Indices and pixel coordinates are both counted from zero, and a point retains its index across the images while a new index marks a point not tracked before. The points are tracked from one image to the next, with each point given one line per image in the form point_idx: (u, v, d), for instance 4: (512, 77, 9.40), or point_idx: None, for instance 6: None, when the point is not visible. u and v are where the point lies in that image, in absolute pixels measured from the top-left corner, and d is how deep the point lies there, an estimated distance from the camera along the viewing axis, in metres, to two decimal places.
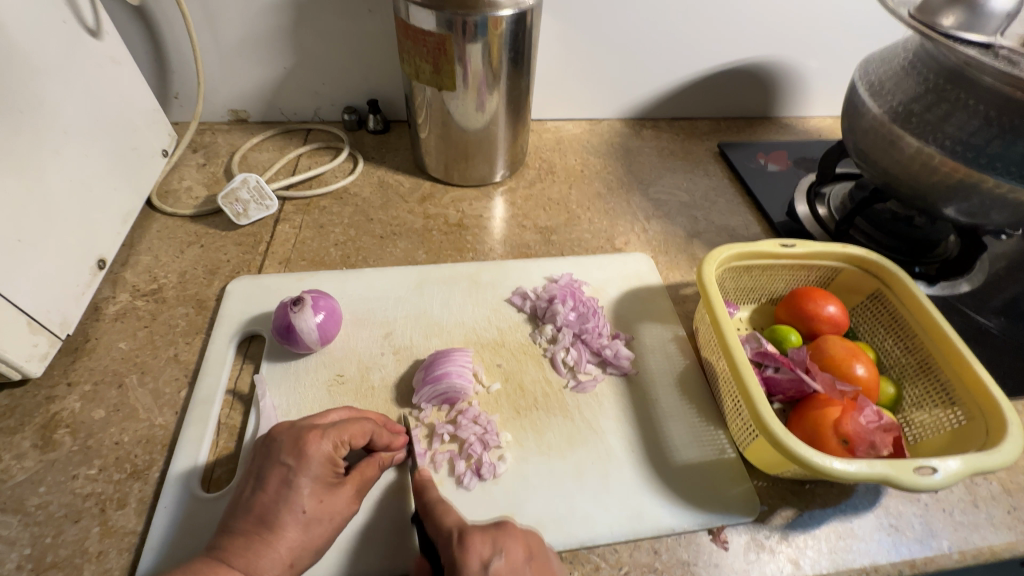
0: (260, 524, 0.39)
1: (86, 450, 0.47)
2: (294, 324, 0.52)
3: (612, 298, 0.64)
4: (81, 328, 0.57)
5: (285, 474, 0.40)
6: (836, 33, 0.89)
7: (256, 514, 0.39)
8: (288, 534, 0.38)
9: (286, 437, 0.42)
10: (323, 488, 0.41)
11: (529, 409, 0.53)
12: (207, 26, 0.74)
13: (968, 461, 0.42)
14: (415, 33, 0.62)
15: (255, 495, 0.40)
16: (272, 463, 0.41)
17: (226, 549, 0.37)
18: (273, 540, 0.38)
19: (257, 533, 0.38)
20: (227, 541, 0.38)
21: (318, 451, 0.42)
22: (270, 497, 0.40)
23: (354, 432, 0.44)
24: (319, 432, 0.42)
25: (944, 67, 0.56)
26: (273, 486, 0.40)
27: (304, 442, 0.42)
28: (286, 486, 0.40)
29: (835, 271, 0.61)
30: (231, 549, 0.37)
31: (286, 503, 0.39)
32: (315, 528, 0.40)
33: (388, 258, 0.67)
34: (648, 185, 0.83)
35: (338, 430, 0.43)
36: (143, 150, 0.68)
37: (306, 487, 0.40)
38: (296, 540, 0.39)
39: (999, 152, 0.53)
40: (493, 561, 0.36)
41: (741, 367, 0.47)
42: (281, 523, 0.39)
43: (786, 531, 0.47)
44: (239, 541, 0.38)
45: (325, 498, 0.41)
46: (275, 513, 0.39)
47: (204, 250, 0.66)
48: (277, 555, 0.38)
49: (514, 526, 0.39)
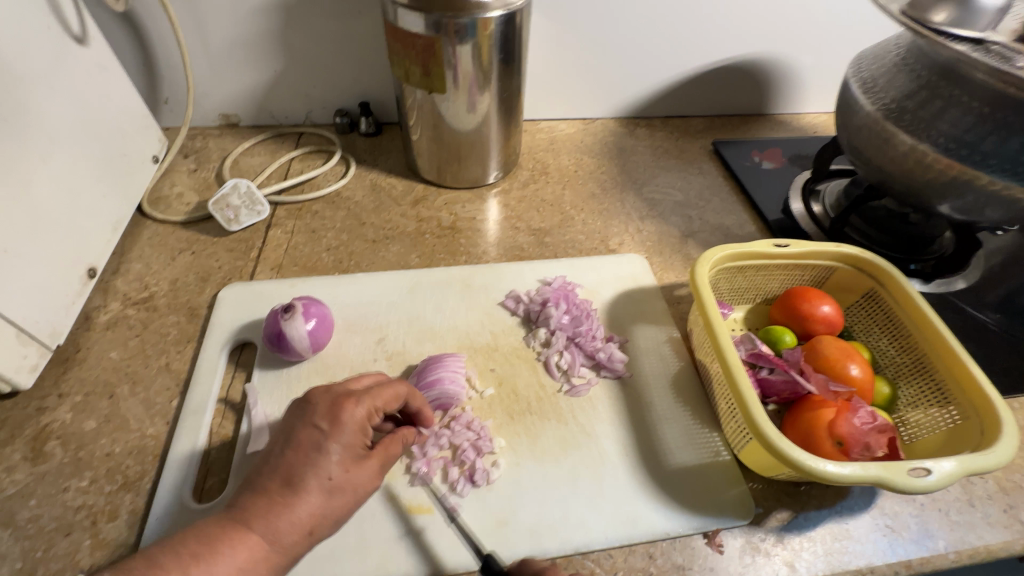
0: (285, 487, 0.38)
1: (78, 462, 0.47)
2: (285, 332, 0.52)
3: (606, 300, 0.64)
4: (71, 338, 0.56)
5: (316, 438, 0.40)
6: (830, 29, 0.88)
7: (282, 476, 0.38)
8: (311, 499, 0.38)
9: (322, 400, 0.42)
10: (350, 457, 0.40)
11: (522, 414, 0.53)
12: (195, 31, 0.73)
13: (962, 462, 0.41)
14: (404, 36, 0.61)
15: (284, 457, 0.39)
16: (303, 427, 0.41)
17: (248, 508, 0.37)
18: (295, 503, 0.37)
19: (281, 495, 0.38)
20: (249, 500, 0.37)
21: (352, 417, 0.41)
22: (299, 459, 0.39)
23: (387, 400, 0.44)
24: (354, 399, 0.42)
25: (937, 63, 0.56)
26: (303, 449, 0.39)
27: (339, 408, 0.41)
28: (316, 451, 0.39)
29: (829, 271, 0.61)
30: (252, 509, 0.37)
31: (314, 467, 0.39)
32: (338, 498, 0.39)
33: (381, 262, 0.67)
34: (642, 184, 0.82)
35: (373, 398, 0.43)
36: (133, 157, 0.68)
37: (336, 453, 0.39)
38: (317, 506, 0.38)
39: (994, 149, 0.52)
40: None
41: (734, 370, 0.47)
42: (306, 488, 0.38)
43: (781, 533, 0.47)
44: (262, 502, 0.37)
45: (352, 468, 0.40)
46: (301, 477, 0.38)
47: (196, 257, 0.66)
48: (296, 520, 0.37)
49: None
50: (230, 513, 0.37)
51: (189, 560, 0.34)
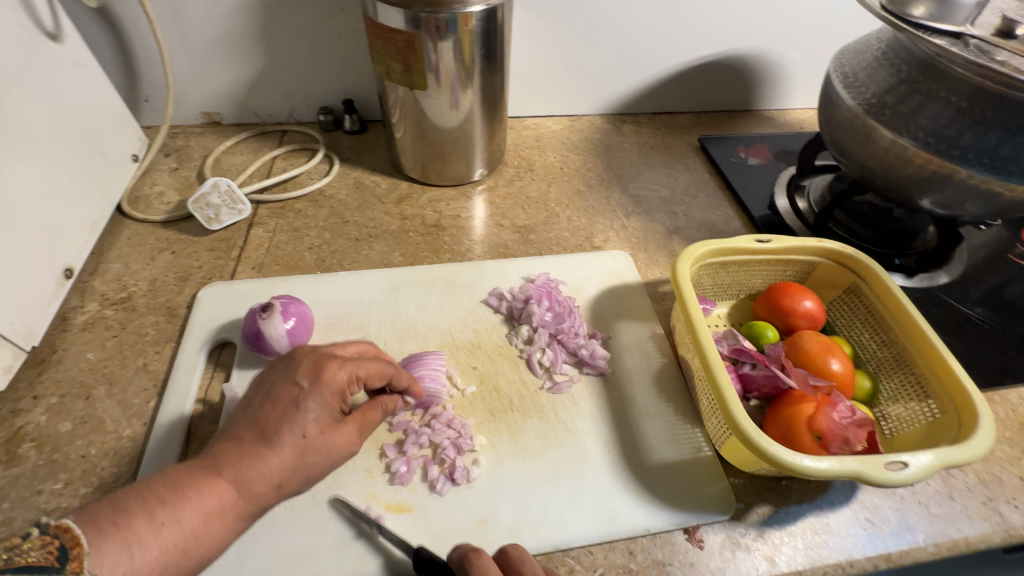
0: (260, 439, 0.38)
1: (52, 464, 0.47)
2: (263, 331, 0.51)
3: (590, 297, 0.63)
4: (48, 339, 0.56)
5: (295, 395, 0.40)
6: (815, 25, 0.88)
7: (258, 428, 0.39)
8: (284, 454, 0.38)
9: (305, 360, 0.42)
10: (328, 418, 0.41)
11: (504, 412, 0.52)
12: (175, 27, 0.72)
13: (939, 455, 0.42)
14: (384, 32, 0.61)
15: (262, 411, 0.39)
16: (283, 384, 0.41)
17: (220, 456, 0.37)
18: (267, 456, 0.37)
19: (255, 446, 0.38)
20: (223, 449, 0.37)
21: (334, 379, 0.41)
22: (276, 414, 0.39)
23: (371, 371, 0.44)
24: (337, 361, 0.42)
25: (917, 58, 0.56)
26: (281, 404, 0.39)
27: (321, 368, 0.42)
28: (294, 408, 0.39)
29: (811, 266, 0.61)
30: (224, 458, 0.37)
31: (290, 423, 0.39)
32: (310, 455, 0.39)
33: (364, 261, 0.66)
34: (628, 181, 0.82)
35: (356, 364, 0.43)
36: (112, 155, 0.67)
37: (313, 412, 0.40)
38: (289, 462, 0.38)
39: (972, 143, 0.53)
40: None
41: (713, 365, 0.47)
42: (280, 442, 0.38)
43: (762, 528, 0.47)
44: (234, 451, 0.37)
45: (328, 430, 0.40)
46: (277, 431, 0.38)
47: (176, 257, 0.65)
48: (267, 472, 0.37)
49: None
50: (200, 461, 0.37)
51: (156, 503, 0.33)
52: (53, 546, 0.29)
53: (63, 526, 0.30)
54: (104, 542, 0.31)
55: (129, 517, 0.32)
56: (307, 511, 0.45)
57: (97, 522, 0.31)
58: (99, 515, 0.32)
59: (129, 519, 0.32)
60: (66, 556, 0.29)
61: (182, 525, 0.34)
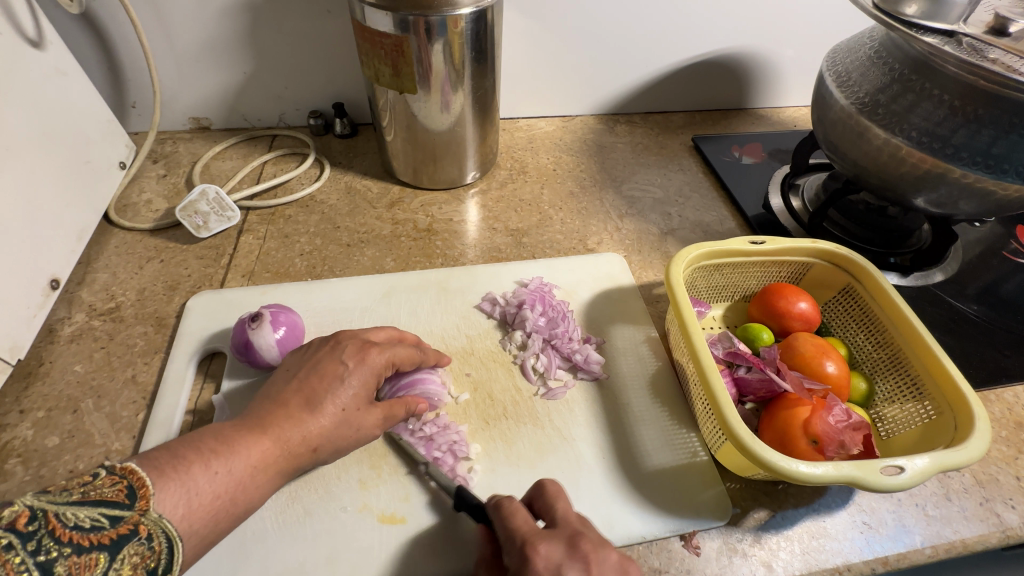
0: (303, 406, 0.42)
1: (39, 480, 0.46)
2: (252, 341, 0.51)
3: (583, 301, 0.63)
4: (34, 352, 0.55)
5: (340, 371, 0.45)
6: (808, 22, 0.88)
7: (302, 397, 0.43)
8: (323, 420, 0.42)
9: (349, 343, 0.47)
10: (363, 397, 0.45)
11: (497, 419, 0.52)
12: (161, 33, 0.71)
13: (935, 458, 0.41)
14: (372, 36, 0.60)
15: (307, 382, 0.44)
16: (330, 360, 0.46)
17: (265, 418, 0.40)
18: (308, 420, 0.41)
19: (298, 411, 0.42)
20: (271, 411, 0.41)
21: (375, 361, 0.47)
22: (322, 385, 0.44)
23: (404, 356, 0.49)
24: (376, 347, 0.48)
25: (909, 56, 0.56)
26: (326, 378, 0.44)
27: (365, 352, 0.47)
28: (338, 381, 0.44)
29: (807, 266, 0.61)
30: (269, 420, 0.40)
31: (333, 394, 0.43)
32: (344, 427, 0.43)
33: (355, 267, 0.66)
34: (622, 182, 0.82)
35: (393, 351, 0.49)
36: (98, 163, 0.66)
37: (354, 387, 0.44)
38: (326, 428, 0.42)
39: (965, 142, 0.52)
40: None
41: (708, 371, 0.47)
42: (323, 410, 0.42)
43: (759, 533, 0.46)
44: (281, 414, 0.41)
45: (363, 408, 0.45)
46: (321, 400, 0.43)
47: (164, 265, 0.64)
48: (307, 435, 0.41)
49: (589, 546, 0.36)
50: (245, 421, 0.40)
51: (209, 453, 0.36)
52: (122, 485, 0.31)
53: (129, 469, 0.31)
54: (167, 484, 0.33)
55: (188, 463, 0.34)
56: (298, 523, 0.45)
57: (159, 466, 0.33)
58: (159, 458, 0.34)
59: (188, 465, 0.34)
60: (135, 495, 0.31)
61: (232, 475, 0.36)
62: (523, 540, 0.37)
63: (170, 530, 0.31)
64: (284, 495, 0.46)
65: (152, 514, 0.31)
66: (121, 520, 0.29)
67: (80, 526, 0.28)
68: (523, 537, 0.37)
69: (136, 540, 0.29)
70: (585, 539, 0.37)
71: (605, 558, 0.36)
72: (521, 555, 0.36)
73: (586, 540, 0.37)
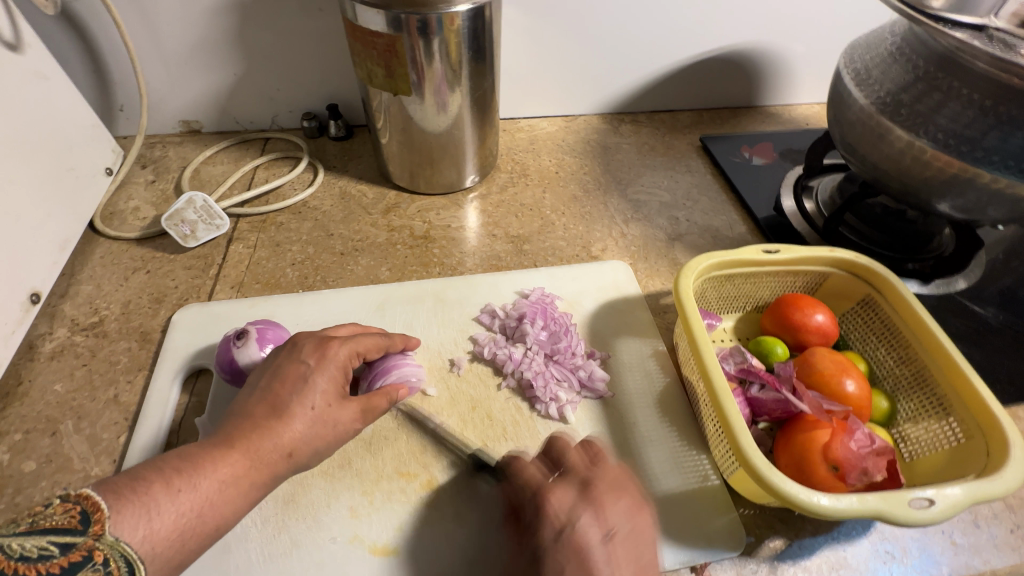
0: (270, 414, 0.39)
1: (14, 509, 0.44)
2: (237, 360, 0.48)
3: (587, 312, 0.60)
4: (13, 370, 0.52)
5: (302, 371, 0.42)
6: (822, 15, 0.84)
7: (267, 405, 0.40)
8: (296, 425, 0.39)
9: (307, 342, 0.45)
10: (334, 393, 0.42)
11: (496, 441, 0.49)
12: (147, 34, 0.69)
13: (968, 489, 0.38)
14: (364, 35, 0.57)
15: (270, 388, 0.41)
16: (289, 363, 0.43)
17: (233, 432, 0.37)
18: (279, 427, 0.38)
19: (267, 420, 0.39)
20: (238, 425, 0.38)
21: (336, 355, 0.44)
22: (286, 389, 0.41)
23: (368, 346, 0.47)
24: (337, 340, 0.45)
25: (934, 52, 0.52)
26: (289, 381, 0.41)
27: (325, 347, 0.44)
28: (301, 382, 0.41)
29: (823, 276, 0.57)
30: (237, 432, 0.37)
31: (299, 396, 0.40)
32: (319, 427, 0.40)
33: (349, 277, 0.63)
34: (627, 185, 0.78)
35: (356, 342, 0.46)
36: (82, 171, 0.63)
37: (321, 384, 0.42)
38: (300, 432, 0.39)
39: (996, 145, 0.49)
40: (569, 527, 0.38)
41: (720, 393, 0.43)
42: (292, 413, 0.39)
43: (775, 564, 0.44)
44: (248, 426, 0.38)
45: (335, 403, 0.42)
46: (287, 405, 0.40)
47: (151, 276, 0.62)
48: (279, 442, 0.38)
49: (599, 493, 0.40)
50: (214, 438, 0.37)
51: (171, 472, 0.34)
52: (75, 511, 0.29)
53: (83, 494, 0.30)
54: (123, 508, 0.30)
55: (147, 484, 0.32)
56: (285, 556, 0.42)
57: (115, 490, 0.31)
58: (118, 483, 0.32)
59: (147, 485, 0.32)
60: (88, 520, 0.29)
61: (198, 492, 0.34)
62: (537, 493, 0.41)
63: (130, 553, 0.29)
64: (270, 525, 0.43)
65: (107, 539, 0.29)
66: (74, 546, 0.28)
67: (26, 556, 0.27)
68: (539, 488, 0.41)
69: (90, 566, 0.28)
70: (593, 485, 0.41)
71: (616, 502, 0.40)
72: (539, 505, 0.40)
73: (595, 485, 0.41)
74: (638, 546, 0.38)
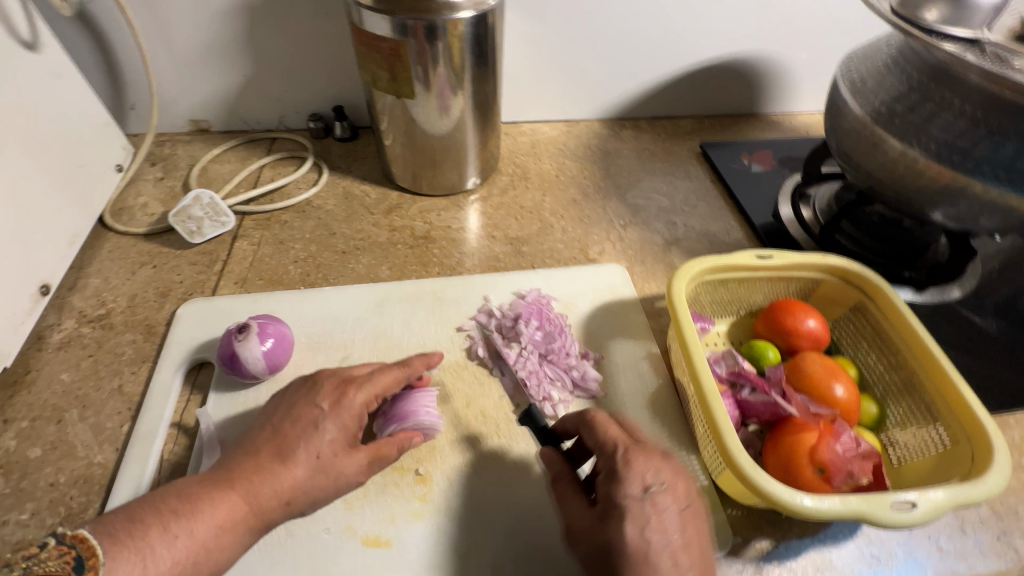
0: (274, 457, 0.41)
1: (19, 493, 0.45)
2: (238, 353, 0.50)
3: (583, 314, 0.61)
4: (21, 359, 0.54)
5: (314, 416, 0.43)
6: (822, 25, 0.85)
7: (275, 446, 0.41)
8: (297, 471, 0.40)
9: (327, 381, 0.46)
10: (343, 441, 0.43)
11: (489, 437, 0.50)
12: (159, 35, 0.71)
13: (950, 492, 0.39)
14: (369, 39, 0.59)
15: (281, 429, 0.42)
16: (305, 403, 0.44)
17: (234, 472, 0.39)
18: (282, 472, 0.40)
19: (270, 462, 0.40)
20: (241, 465, 0.40)
21: (352, 403, 0.44)
22: (295, 432, 0.42)
23: (386, 386, 0.47)
24: (355, 386, 0.46)
25: (928, 64, 0.53)
26: (300, 425, 0.42)
27: (342, 392, 0.45)
28: (311, 428, 0.42)
29: (815, 282, 0.58)
30: (238, 474, 0.39)
31: (307, 441, 0.42)
32: (320, 476, 0.41)
33: (350, 275, 0.64)
34: (626, 190, 0.79)
35: (373, 385, 0.46)
36: (93, 167, 0.65)
37: (329, 432, 0.42)
38: (300, 478, 0.40)
39: (987, 155, 0.50)
40: (655, 490, 0.37)
41: (709, 394, 0.44)
42: (295, 459, 0.41)
43: (760, 564, 0.44)
44: (251, 467, 0.40)
45: (341, 453, 0.42)
46: (293, 449, 0.41)
47: (157, 271, 0.63)
48: (279, 488, 0.39)
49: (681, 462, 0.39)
50: (215, 475, 0.39)
51: (169, 515, 0.35)
52: (70, 556, 0.31)
53: (79, 537, 0.32)
54: (119, 554, 0.32)
55: (146, 529, 0.34)
56: (279, 545, 0.43)
57: (113, 534, 0.33)
58: (117, 526, 0.34)
59: (146, 531, 0.34)
60: (82, 566, 0.31)
61: (194, 536, 0.35)
62: (621, 450, 0.40)
63: None
64: None
65: None
66: None
67: None
68: (623, 447, 0.40)
69: None
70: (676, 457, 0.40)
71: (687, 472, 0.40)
72: (623, 461, 0.39)
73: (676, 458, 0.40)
74: (702, 517, 0.38)
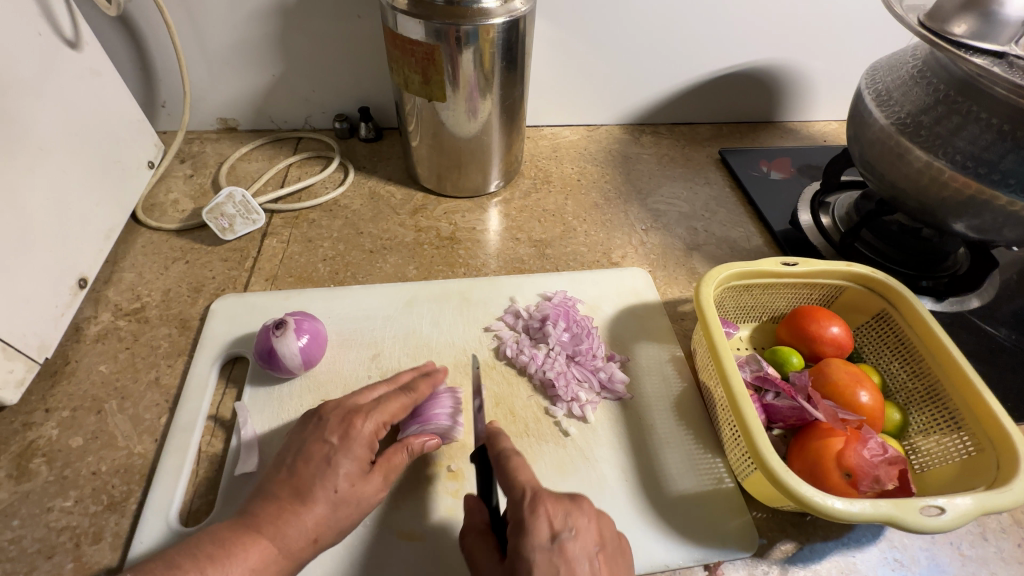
0: (293, 497, 0.40)
1: (62, 481, 0.46)
2: (276, 349, 0.51)
3: (607, 317, 0.62)
4: (60, 350, 0.55)
5: (326, 452, 0.42)
6: (844, 34, 0.86)
7: (291, 486, 0.41)
8: (318, 509, 0.40)
9: (333, 416, 0.45)
10: (358, 471, 0.42)
11: (518, 436, 0.51)
12: (193, 36, 0.72)
13: (977, 499, 0.40)
14: (403, 43, 0.60)
15: (295, 468, 0.42)
16: (314, 441, 0.43)
17: (260, 515, 0.39)
18: (303, 512, 0.39)
19: (290, 503, 0.40)
20: (261, 507, 0.40)
21: (361, 432, 0.43)
22: (309, 471, 0.41)
23: (395, 411, 0.46)
24: (362, 414, 0.44)
25: (955, 77, 0.54)
26: (313, 462, 0.42)
27: (349, 423, 0.44)
28: (325, 464, 0.41)
29: (839, 290, 0.59)
30: (263, 517, 0.39)
31: (322, 479, 0.41)
32: (342, 509, 0.41)
33: (378, 274, 0.65)
34: (647, 194, 0.80)
35: (381, 412, 0.45)
36: (128, 164, 0.66)
37: (344, 466, 0.42)
38: (323, 516, 0.40)
39: (1014, 167, 0.50)
40: (563, 537, 0.36)
41: (739, 396, 0.45)
42: (314, 498, 0.40)
43: (786, 566, 0.45)
44: (272, 508, 0.40)
45: (358, 482, 0.42)
46: (311, 488, 0.40)
47: (189, 266, 0.64)
48: (303, 528, 0.39)
49: (588, 504, 0.39)
50: (243, 517, 0.39)
51: (205, 561, 0.36)
52: None
53: None
54: None
55: None
56: None
57: None
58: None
59: None
60: None
61: None
62: (528, 499, 0.38)
63: None
64: None
65: None
66: None
67: None
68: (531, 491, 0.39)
69: None
70: (585, 500, 0.39)
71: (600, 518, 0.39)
72: (529, 510, 0.38)
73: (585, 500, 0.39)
74: (618, 563, 0.38)
